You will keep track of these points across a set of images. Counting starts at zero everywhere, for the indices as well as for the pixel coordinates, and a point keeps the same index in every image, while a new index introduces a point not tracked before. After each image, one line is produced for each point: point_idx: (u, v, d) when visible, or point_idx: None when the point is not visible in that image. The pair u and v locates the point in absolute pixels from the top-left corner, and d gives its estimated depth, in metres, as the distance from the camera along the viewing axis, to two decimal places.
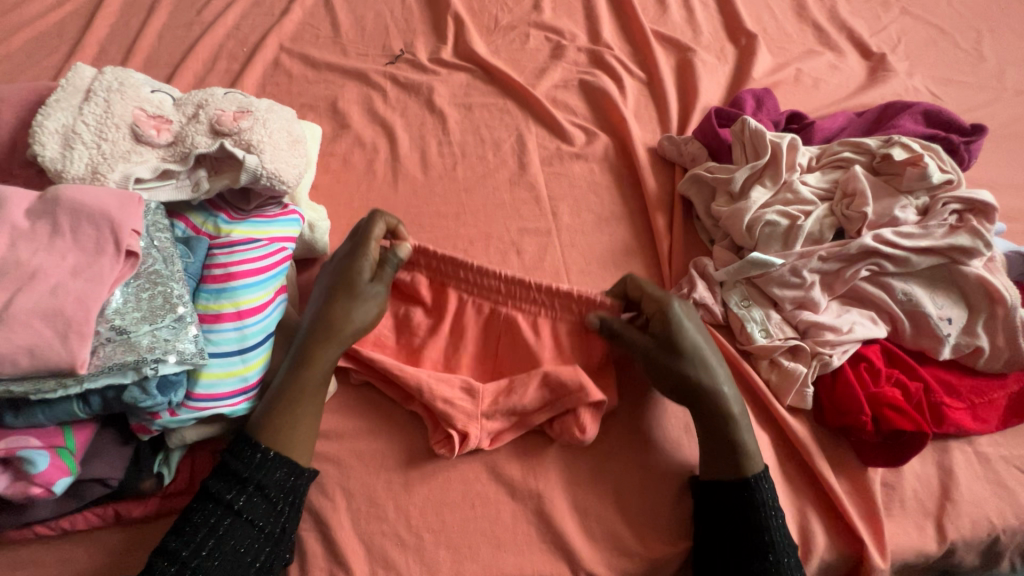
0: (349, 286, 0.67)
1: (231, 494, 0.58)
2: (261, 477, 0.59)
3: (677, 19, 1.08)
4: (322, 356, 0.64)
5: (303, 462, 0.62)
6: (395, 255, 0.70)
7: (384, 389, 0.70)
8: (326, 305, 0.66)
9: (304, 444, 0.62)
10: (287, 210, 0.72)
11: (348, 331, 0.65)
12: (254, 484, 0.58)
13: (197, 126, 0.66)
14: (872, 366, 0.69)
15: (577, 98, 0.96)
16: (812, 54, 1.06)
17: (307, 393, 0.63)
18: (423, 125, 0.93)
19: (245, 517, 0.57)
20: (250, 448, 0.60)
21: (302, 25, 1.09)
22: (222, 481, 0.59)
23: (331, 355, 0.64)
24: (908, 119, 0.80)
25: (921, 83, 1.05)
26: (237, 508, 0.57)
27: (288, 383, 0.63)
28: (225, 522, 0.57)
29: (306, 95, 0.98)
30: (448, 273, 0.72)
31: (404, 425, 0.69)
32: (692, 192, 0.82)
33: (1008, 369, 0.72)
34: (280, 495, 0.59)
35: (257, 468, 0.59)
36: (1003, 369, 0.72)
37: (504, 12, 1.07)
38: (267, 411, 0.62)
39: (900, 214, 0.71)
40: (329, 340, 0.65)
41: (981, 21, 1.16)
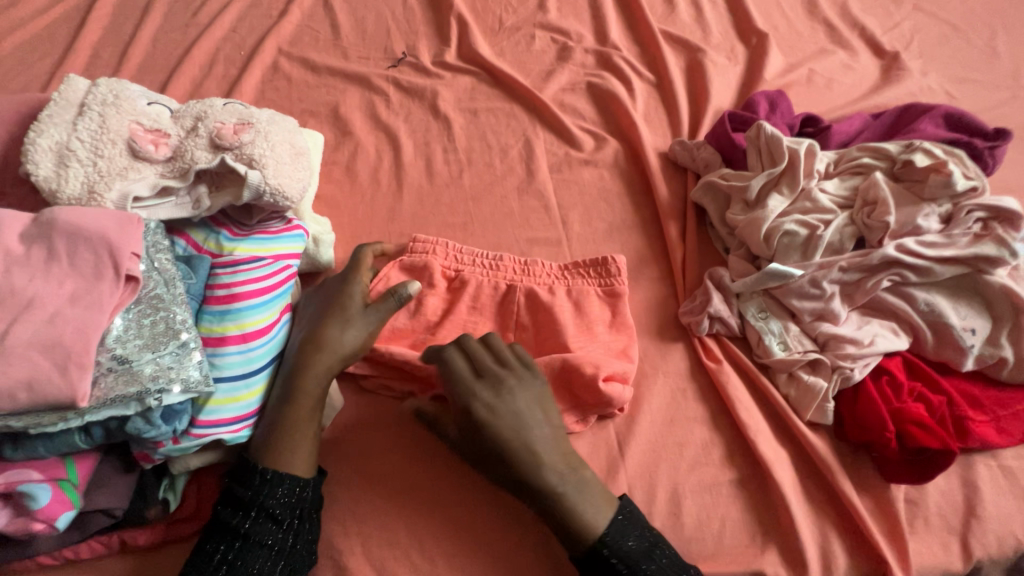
0: (342, 306, 0.66)
1: (236, 519, 0.56)
2: (262, 497, 0.56)
3: (686, 19, 1.05)
4: (310, 377, 0.61)
5: (305, 473, 0.59)
6: (402, 290, 0.67)
7: (394, 386, 0.70)
8: (314, 326, 0.64)
9: (303, 461, 0.59)
10: (291, 225, 0.70)
11: (337, 353, 0.63)
12: (256, 507, 0.56)
13: (197, 140, 0.63)
14: (894, 380, 0.67)
15: (585, 102, 0.94)
16: (824, 53, 1.04)
17: (305, 406, 0.60)
18: (428, 131, 0.91)
19: (253, 539, 0.56)
20: (249, 471, 0.58)
21: (301, 27, 1.06)
22: (229, 506, 0.57)
23: (321, 375, 0.62)
24: (927, 122, 0.78)
25: (935, 82, 1.02)
26: (243, 533, 0.55)
27: (278, 408, 0.60)
28: (235, 548, 0.55)
29: (306, 100, 0.96)
30: (461, 264, 0.76)
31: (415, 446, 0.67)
32: (706, 200, 0.80)
33: None
34: (285, 512, 0.57)
35: (258, 492, 0.57)
36: None
37: (508, 13, 1.04)
38: (261, 438, 0.59)
39: (924, 223, 0.69)
40: (322, 357, 0.62)
41: (994, 18, 1.14)
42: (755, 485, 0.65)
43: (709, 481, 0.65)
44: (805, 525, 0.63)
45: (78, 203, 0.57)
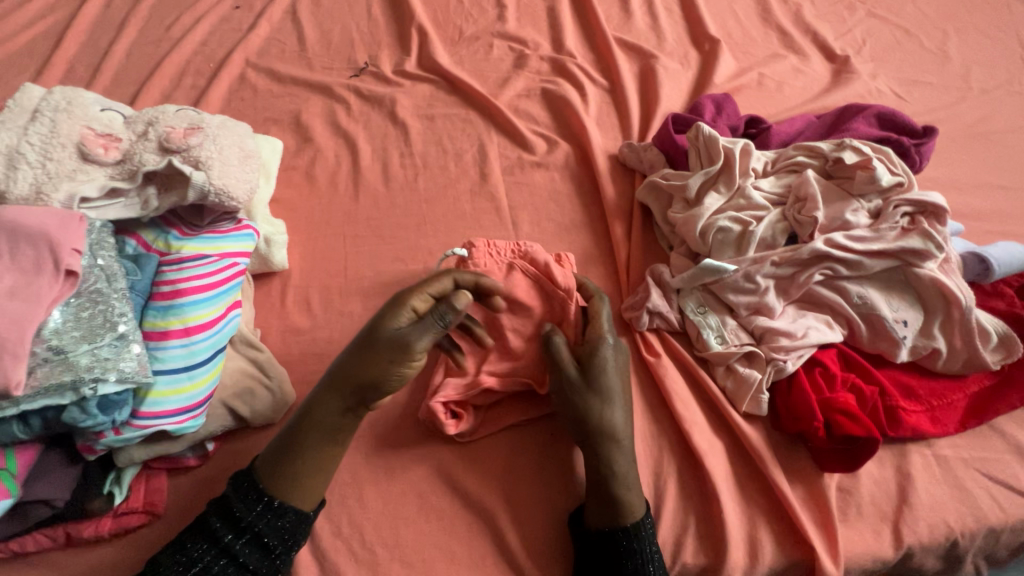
0: (381, 341, 0.62)
1: (230, 536, 0.57)
2: (262, 524, 0.57)
3: (641, 27, 1.08)
4: (320, 411, 0.61)
5: (308, 507, 0.60)
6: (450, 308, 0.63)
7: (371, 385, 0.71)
8: (347, 356, 0.63)
9: (308, 493, 0.60)
10: (241, 226, 0.73)
11: (359, 385, 0.61)
12: (253, 530, 0.57)
13: (146, 144, 0.66)
14: (827, 371, 0.69)
15: (540, 107, 0.97)
16: (776, 58, 1.07)
17: (325, 440, 0.61)
18: (386, 137, 0.94)
19: (237, 560, 0.57)
20: (254, 497, 0.58)
21: (269, 40, 1.10)
22: (224, 518, 0.58)
23: (333, 409, 0.61)
24: (861, 122, 0.81)
25: (885, 84, 1.05)
26: (233, 552, 0.56)
27: (288, 439, 0.61)
28: (217, 564, 0.56)
29: (270, 109, 0.99)
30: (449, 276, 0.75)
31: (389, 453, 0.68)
32: (650, 199, 0.82)
33: (967, 370, 0.72)
34: (278, 542, 0.58)
35: (261, 516, 0.58)
36: (962, 370, 0.72)
37: (468, 24, 1.08)
38: (271, 465, 0.60)
39: (851, 217, 0.71)
40: (338, 395, 0.61)
41: (946, 22, 1.17)
42: (689, 476, 0.67)
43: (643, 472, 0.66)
44: (736, 515, 0.64)
45: (25, 203, 0.59)
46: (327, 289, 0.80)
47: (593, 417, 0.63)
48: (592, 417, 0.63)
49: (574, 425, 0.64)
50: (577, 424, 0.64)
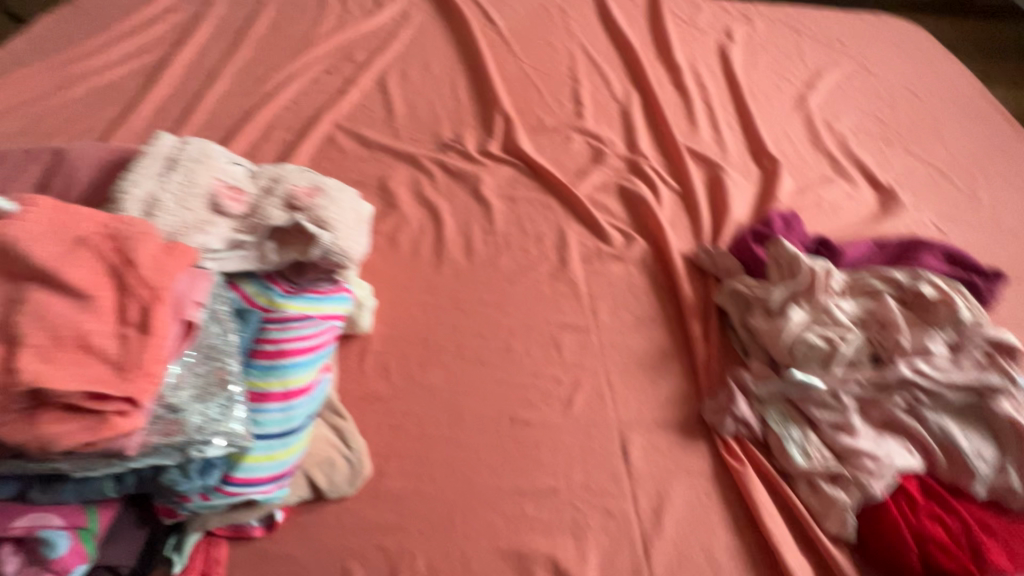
0: None
1: None
2: None
3: (706, 139, 1.17)
4: None
5: None
6: None
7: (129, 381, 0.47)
8: None
9: None
10: (338, 287, 0.73)
11: None
12: None
13: (272, 200, 0.68)
14: (911, 500, 0.69)
15: (616, 201, 1.01)
16: (828, 181, 1.15)
17: None
18: (468, 213, 0.97)
19: None
20: None
21: (357, 106, 1.16)
22: None
23: None
24: (929, 257, 0.85)
25: (928, 218, 1.14)
26: None
27: None
28: None
29: (356, 172, 1.02)
30: None
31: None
32: (730, 305, 0.84)
33: None
34: None
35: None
36: None
37: (548, 116, 1.15)
38: None
39: (934, 348, 0.73)
40: None
41: (974, 168, 1.31)
42: None
43: None
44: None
45: None
46: (406, 358, 0.79)
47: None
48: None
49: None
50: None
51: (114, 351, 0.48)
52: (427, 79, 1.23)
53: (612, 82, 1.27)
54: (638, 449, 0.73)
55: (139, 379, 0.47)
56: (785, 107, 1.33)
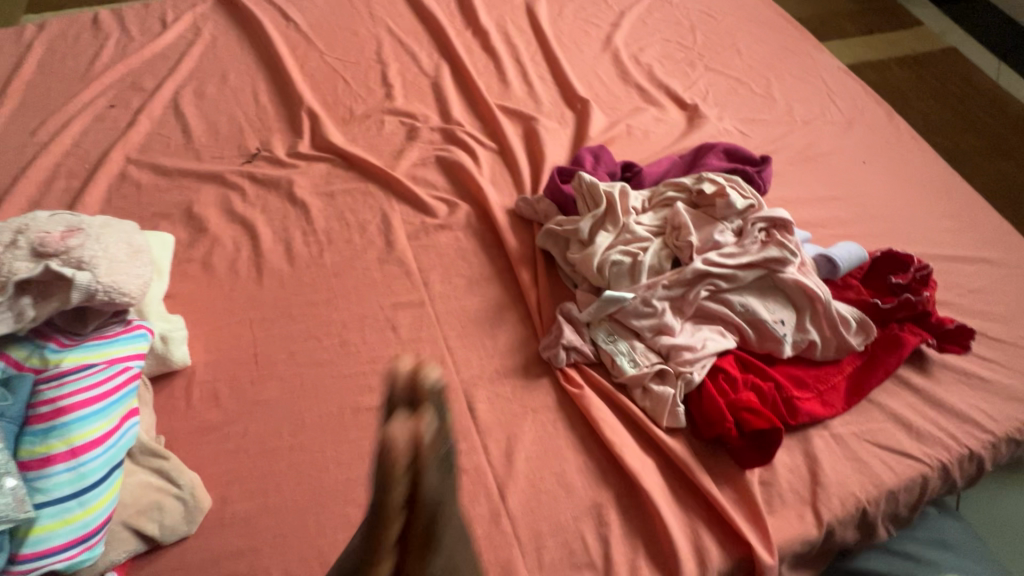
0: None
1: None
2: None
3: (519, 94, 1.20)
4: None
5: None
6: None
7: None
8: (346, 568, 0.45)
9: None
10: (132, 326, 0.68)
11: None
12: None
13: (16, 252, 0.62)
14: (729, 376, 0.75)
15: (436, 173, 1.02)
16: (639, 110, 1.22)
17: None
18: (286, 218, 0.94)
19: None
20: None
21: (150, 135, 1.08)
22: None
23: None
24: (713, 157, 0.92)
25: (730, 125, 1.24)
26: None
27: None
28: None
29: (157, 204, 0.96)
30: None
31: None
32: (549, 245, 0.88)
33: (841, 355, 0.83)
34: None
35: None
36: (837, 356, 0.83)
37: (358, 104, 1.13)
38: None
39: (720, 238, 0.81)
40: None
41: (767, 71, 1.44)
42: (626, 498, 0.69)
43: (582, 508, 0.68)
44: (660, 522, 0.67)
45: None
46: (237, 380, 0.76)
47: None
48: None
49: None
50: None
51: None
52: (225, 92, 1.17)
53: (421, 57, 1.26)
54: (484, 402, 0.75)
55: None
56: (593, 49, 1.39)
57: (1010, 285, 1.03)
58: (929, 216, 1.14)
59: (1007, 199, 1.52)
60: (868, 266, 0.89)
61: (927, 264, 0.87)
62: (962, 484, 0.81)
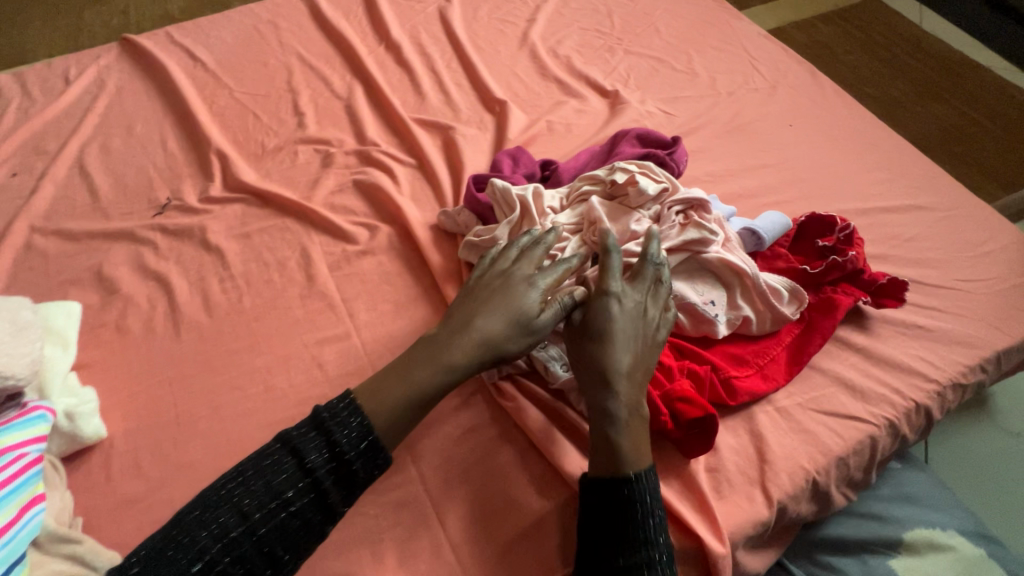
0: None
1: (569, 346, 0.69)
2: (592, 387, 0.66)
3: (436, 104, 1.18)
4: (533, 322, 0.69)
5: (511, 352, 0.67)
6: None
7: None
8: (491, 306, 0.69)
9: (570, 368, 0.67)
10: (29, 408, 0.64)
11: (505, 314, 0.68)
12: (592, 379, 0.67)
13: None
14: (664, 365, 0.74)
15: (355, 198, 0.99)
16: (559, 104, 1.20)
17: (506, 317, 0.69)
18: (202, 267, 0.91)
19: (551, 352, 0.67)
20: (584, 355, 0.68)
21: (56, 200, 1.04)
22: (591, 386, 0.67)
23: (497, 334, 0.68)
24: (626, 145, 0.90)
25: (653, 106, 1.23)
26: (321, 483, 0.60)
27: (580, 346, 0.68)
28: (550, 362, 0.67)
29: (67, 271, 0.92)
30: None
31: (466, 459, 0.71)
32: (472, 257, 0.86)
33: (777, 326, 0.81)
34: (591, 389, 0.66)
35: (363, 455, 0.61)
36: (774, 328, 0.81)
37: (270, 138, 1.10)
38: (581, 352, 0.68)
39: (636, 228, 0.79)
40: None
41: (687, 46, 1.43)
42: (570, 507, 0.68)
43: (527, 525, 0.67)
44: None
45: None
46: (158, 446, 0.73)
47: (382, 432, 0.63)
48: (617, 461, 0.63)
49: (657, 492, 0.63)
50: (603, 484, 0.63)
51: None
52: (131, 144, 1.13)
53: (332, 79, 1.23)
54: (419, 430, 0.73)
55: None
56: (510, 48, 1.37)
57: (943, 228, 1.03)
58: (859, 169, 1.14)
59: (940, 140, 1.54)
60: (793, 232, 0.88)
61: (851, 223, 0.85)
62: (912, 437, 0.80)
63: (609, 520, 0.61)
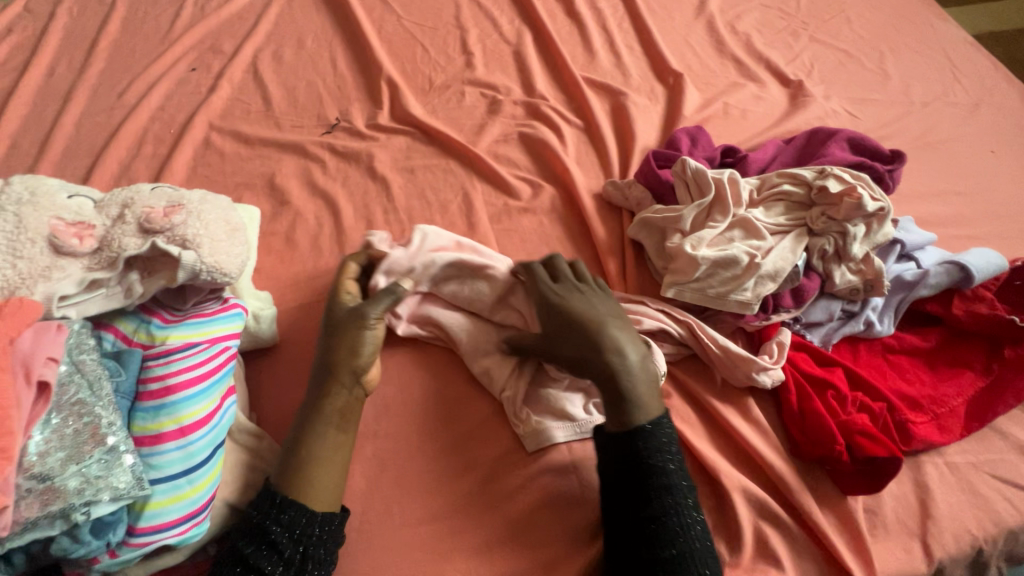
0: None
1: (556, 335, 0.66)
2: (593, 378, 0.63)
3: (606, 65, 1.12)
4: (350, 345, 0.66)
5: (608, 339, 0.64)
6: None
7: None
8: (334, 336, 0.67)
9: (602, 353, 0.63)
10: (228, 305, 0.68)
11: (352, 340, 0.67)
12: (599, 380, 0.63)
13: (124, 227, 0.62)
14: (839, 393, 0.70)
15: (519, 151, 0.97)
16: (736, 86, 1.12)
17: (337, 337, 0.67)
18: (366, 194, 0.92)
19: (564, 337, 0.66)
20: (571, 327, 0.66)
21: (231, 101, 1.07)
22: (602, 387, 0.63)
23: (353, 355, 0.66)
24: (834, 147, 0.84)
25: (838, 105, 1.12)
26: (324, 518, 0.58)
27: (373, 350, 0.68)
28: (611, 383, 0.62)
29: (240, 173, 0.95)
30: None
31: (439, 473, 0.68)
32: (643, 236, 0.82)
33: (833, 363, 0.73)
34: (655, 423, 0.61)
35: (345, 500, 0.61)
36: (828, 364, 0.73)
37: (437, 74, 1.09)
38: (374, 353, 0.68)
39: (799, 261, 0.74)
40: None
41: (881, 43, 1.28)
42: (715, 514, 0.66)
43: None
44: (755, 543, 0.64)
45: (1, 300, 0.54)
46: None
47: (312, 453, 0.60)
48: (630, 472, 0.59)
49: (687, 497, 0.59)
50: (621, 443, 0.60)
51: None
52: (303, 57, 1.14)
53: (501, 21, 1.19)
54: None
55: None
56: (685, 15, 1.27)
57: None
58: None
59: None
60: (1005, 277, 0.79)
61: None
62: None
63: (627, 475, 0.59)
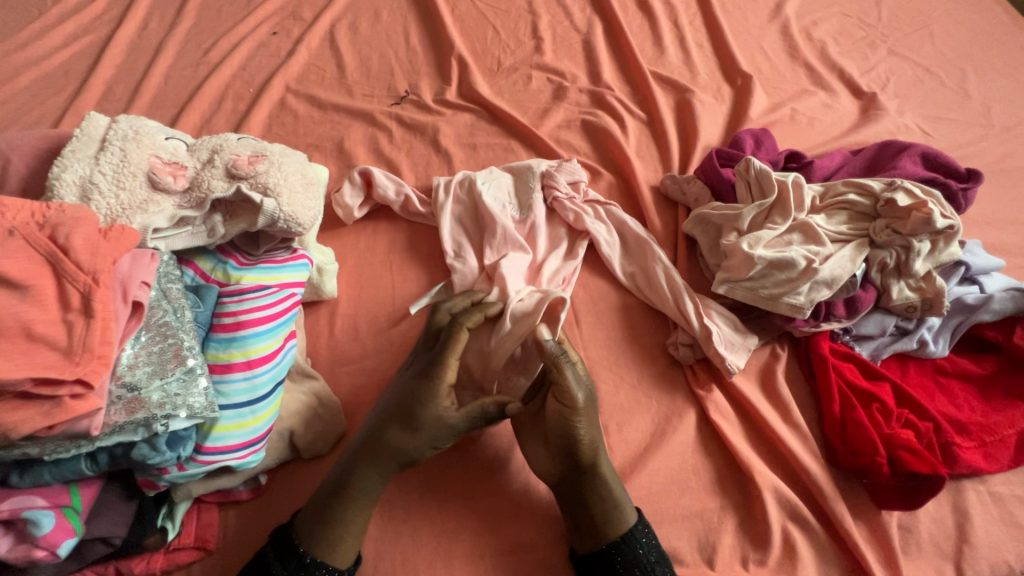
0: None
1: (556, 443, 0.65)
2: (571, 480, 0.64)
3: (674, 61, 1.12)
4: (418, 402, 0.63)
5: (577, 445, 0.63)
6: None
7: (59, 383, 0.48)
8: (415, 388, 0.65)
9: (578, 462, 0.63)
10: (296, 255, 0.73)
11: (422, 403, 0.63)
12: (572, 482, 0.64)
13: (213, 170, 0.66)
14: (884, 406, 0.69)
15: (580, 138, 0.98)
16: (806, 93, 1.10)
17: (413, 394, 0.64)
18: (429, 164, 0.95)
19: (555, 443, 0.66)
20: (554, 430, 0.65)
21: (307, 66, 1.12)
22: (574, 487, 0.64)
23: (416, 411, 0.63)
24: (906, 160, 0.82)
25: (912, 121, 1.09)
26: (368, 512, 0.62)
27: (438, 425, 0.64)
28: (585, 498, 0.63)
29: (311, 135, 1.00)
30: None
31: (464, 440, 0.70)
32: (697, 231, 0.83)
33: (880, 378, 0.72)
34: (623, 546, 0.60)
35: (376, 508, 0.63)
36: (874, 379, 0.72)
37: (506, 55, 1.10)
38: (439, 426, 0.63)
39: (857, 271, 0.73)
40: None
41: (964, 61, 1.23)
42: (744, 511, 0.67)
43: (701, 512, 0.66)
44: (782, 544, 0.64)
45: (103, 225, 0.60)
46: (375, 318, 0.78)
47: (353, 501, 0.60)
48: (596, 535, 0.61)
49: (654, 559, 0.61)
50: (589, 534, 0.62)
51: (62, 338, 0.48)
52: (377, 30, 1.17)
53: (572, 8, 1.19)
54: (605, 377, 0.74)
55: (91, 360, 0.48)
56: (760, 17, 1.25)
57: None
58: None
59: None
60: None
61: None
62: None
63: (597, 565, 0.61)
